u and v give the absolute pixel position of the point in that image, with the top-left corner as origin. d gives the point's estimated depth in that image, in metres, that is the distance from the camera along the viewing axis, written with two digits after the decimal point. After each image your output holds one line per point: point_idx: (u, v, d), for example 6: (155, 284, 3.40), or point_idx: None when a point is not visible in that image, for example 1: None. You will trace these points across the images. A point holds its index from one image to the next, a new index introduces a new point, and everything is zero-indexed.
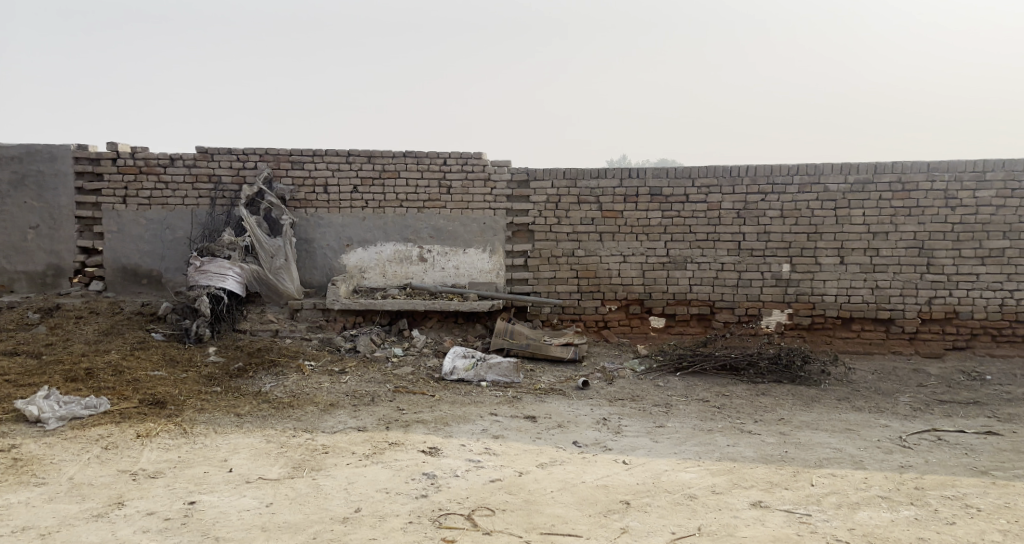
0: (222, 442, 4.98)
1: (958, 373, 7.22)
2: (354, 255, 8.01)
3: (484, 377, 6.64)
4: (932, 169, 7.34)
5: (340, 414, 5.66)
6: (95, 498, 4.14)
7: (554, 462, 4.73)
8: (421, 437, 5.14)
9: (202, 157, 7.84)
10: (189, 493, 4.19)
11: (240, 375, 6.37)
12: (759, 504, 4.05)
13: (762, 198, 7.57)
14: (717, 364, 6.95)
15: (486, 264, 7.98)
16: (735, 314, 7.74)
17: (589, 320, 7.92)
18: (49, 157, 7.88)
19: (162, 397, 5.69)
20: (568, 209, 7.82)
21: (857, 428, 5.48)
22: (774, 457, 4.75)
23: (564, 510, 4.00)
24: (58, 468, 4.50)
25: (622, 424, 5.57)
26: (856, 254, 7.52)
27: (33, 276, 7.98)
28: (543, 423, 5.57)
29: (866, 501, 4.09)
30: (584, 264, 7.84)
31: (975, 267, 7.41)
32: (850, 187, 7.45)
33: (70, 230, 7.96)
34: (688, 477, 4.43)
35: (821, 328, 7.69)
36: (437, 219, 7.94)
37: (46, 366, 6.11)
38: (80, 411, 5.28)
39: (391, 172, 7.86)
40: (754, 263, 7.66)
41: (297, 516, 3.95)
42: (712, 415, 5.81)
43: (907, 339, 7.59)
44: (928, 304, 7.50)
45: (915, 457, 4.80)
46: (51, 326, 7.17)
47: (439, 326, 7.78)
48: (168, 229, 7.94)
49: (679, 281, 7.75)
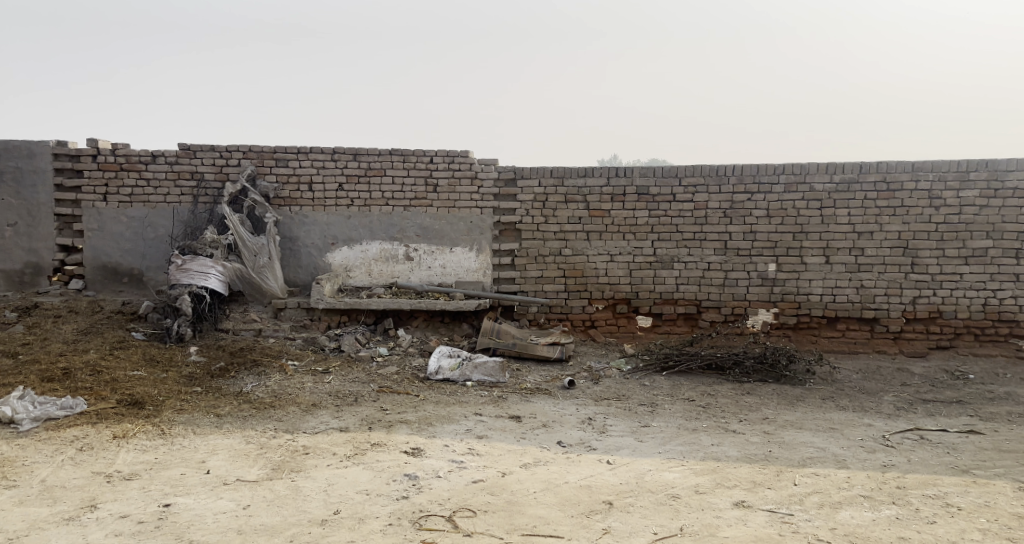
0: (200, 443, 4.91)
1: (942, 373, 7.24)
2: (340, 254, 7.95)
3: (470, 376, 6.60)
4: (916, 169, 7.36)
5: (322, 414, 5.61)
6: (68, 501, 4.06)
7: (537, 462, 4.69)
8: (404, 437, 5.10)
9: (184, 154, 7.76)
10: (164, 496, 4.12)
11: (221, 375, 6.30)
12: (742, 504, 4.03)
13: (748, 198, 7.57)
14: (702, 364, 6.93)
15: (473, 264, 7.94)
16: (721, 314, 7.73)
17: (576, 320, 7.90)
18: (27, 154, 7.77)
19: (141, 397, 5.61)
20: (554, 209, 7.79)
21: (841, 427, 5.48)
22: (758, 457, 4.74)
23: (546, 511, 3.97)
24: (31, 470, 4.42)
25: (607, 423, 5.55)
26: (842, 253, 7.53)
27: (10, 274, 7.86)
28: (527, 423, 5.54)
29: (849, 500, 4.07)
30: (571, 263, 7.81)
31: (959, 267, 7.44)
32: (836, 187, 7.46)
33: (49, 227, 7.85)
34: (671, 477, 4.40)
35: (807, 327, 7.69)
36: (423, 218, 7.89)
37: (21, 366, 6.02)
38: (56, 412, 5.20)
39: (376, 170, 7.80)
40: (741, 263, 7.65)
41: (275, 519, 3.90)
42: (698, 414, 5.80)
43: (892, 339, 7.61)
44: (913, 304, 7.52)
45: (898, 456, 4.79)
46: (29, 325, 7.06)
47: (425, 326, 7.73)
48: (150, 227, 7.85)
49: (665, 280, 7.73)
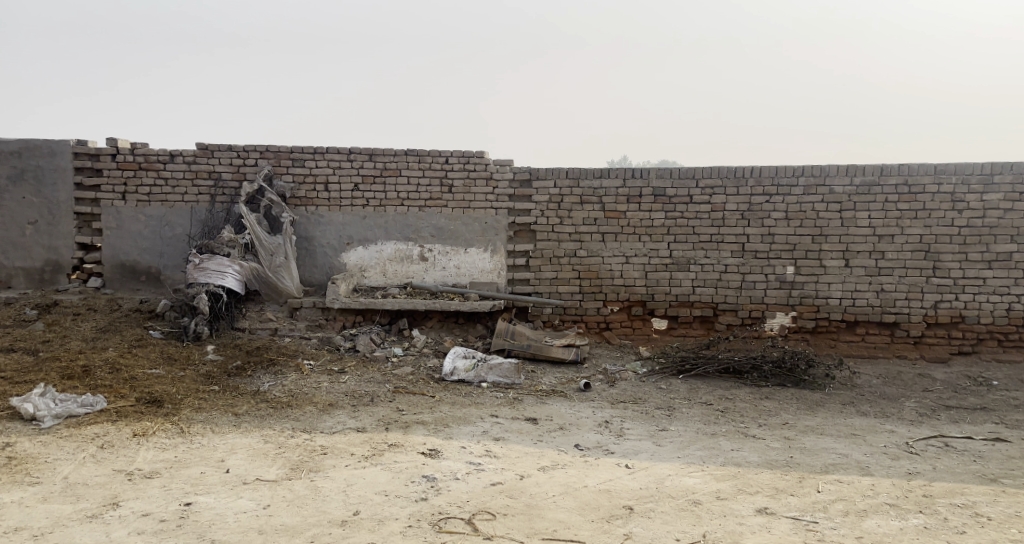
0: (219, 442, 4.91)
1: (964, 379, 7.16)
2: (355, 254, 7.94)
3: (485, 378, 6.57)
4: (939, 172, 7.28)
5: (339, 414, 5.60)
6: (90, 499, 4.07)
7: (555, 465, 4.66)
8: (422, 438, 5.08)
9: (202, 153, 7.78)
10: (184, 495, 4.13)
11: (238, 374, 6.30)
12: (765, 511, 3.99)
13: (767, 200, 7.51)
14: (719, 367, 6.89)
15: (488, 264, 7.91)
16: (738, 317, 7.67)
17: (591, 322, 7.85)
18: (48, 152, 7.82)
19: (159, 395, 5.62)
20: (570, 210, 7.75)
21: (863, 433, 5.42)
22: (779, 463, 4.69)
23: (566, 515, 3.94)
24: (53, 467, 4.43)
25: (625, 427, 5.51)
26: (862, 257, 7.46)
27: (30, 272, 7.91)
28: (544, 425, 5.51)
29: (874, 508, 4.02)
30: (587, 264, 7.78)
31: (981, 271, 7.35)
32: (856, 190, 7.39)
33: (68, 226, 7.89)
34: (691, 482, 4.36)
35: (826, 331, 7.62)
36: (438, 218, 7.88)
37: (41, 363, 6.05)
38: (77, 409, 5.22)
39: (392, 171, 7.80)
40: (759, 266, 7.60)
41: (295, 519, 3.89)
42: (716, 418, 5.75)
43: (912, 344, 7.54)
44: (934, 308, 7.44)
45: (923, 464, 4.73)
46: (48, 322, 7.11)
47: (439, 326, 7.72)
48: (168, 226, 7.87)
49: (682, 283, 7.69)
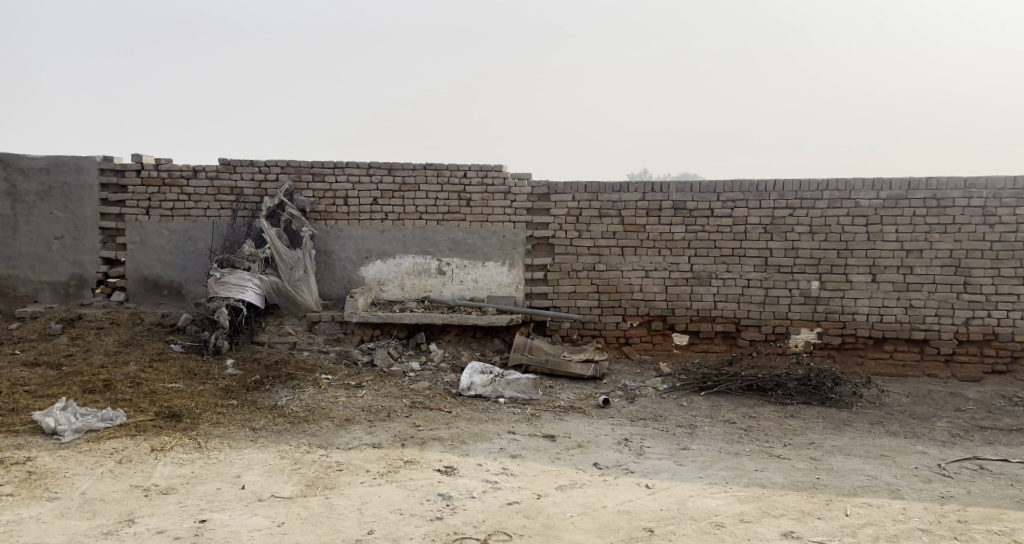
0: (236, 458, 4.87)
1: (998, 399, 6.93)
2: (373, 267, 7.92)
3: (502, 393, 6.48)
4: (969, 186, 7.10)
5: (355, 429, 5.54)
6: (106, 515, 4.04)
7: (573, 484, 4.55)
8: (438, 455, 5.00)
9: (224, 169, 7.82)
10: (200, 511, 4.09)
11: (256, 389, 6.28)
12: (790, 535, 3.85)
13: (790, 214, 7.37)
14: (742, 384, 6.75)
15: (505, 278, 7.84)
16: (762, 332, 7.52)
17: (609, 336, 7.73)
18: (75, 169, 7.91)
19: (178, 409, 5.61)
20: (589, 223, 7.68)
21: (893, 454, 5.25)
22: (805, 484, 4.54)
23: (585, 537, 3.84)
24: (71, 482, 4.42)
25: (645, 445, 5.39)
26: (889, 271, 7.29)
27: (56, 286, 7.97)
28: (562, 443, 5.40)
29: (906, 534, 3.87)
30: (605, 279, 7.67)
31: (1015, 287, 7.15)
32: (882, 203, 7.24)
33: (93, 240, 7.96)
34: (714, 504, 4.23)
35: (852, 347, 7.45)
36: (456, 232, 7.83)
37: (64, 377, 6.07)
38: (96, 423, 5.22)
39: (410, 186, 7.78)
40: (782, 280, 7.44)
41: (309, 537, 3.82)
42: (739, 437, 5.60)
43: (943, 362, 7.34)
44: (965, 325, 7.25)
45: (957, 487, 4.56)
46: (73, 336, 7.17)
47: (457, 340, 7.66)
48: (190, 241, 7.91)
49: (703, 298, 7.56)
